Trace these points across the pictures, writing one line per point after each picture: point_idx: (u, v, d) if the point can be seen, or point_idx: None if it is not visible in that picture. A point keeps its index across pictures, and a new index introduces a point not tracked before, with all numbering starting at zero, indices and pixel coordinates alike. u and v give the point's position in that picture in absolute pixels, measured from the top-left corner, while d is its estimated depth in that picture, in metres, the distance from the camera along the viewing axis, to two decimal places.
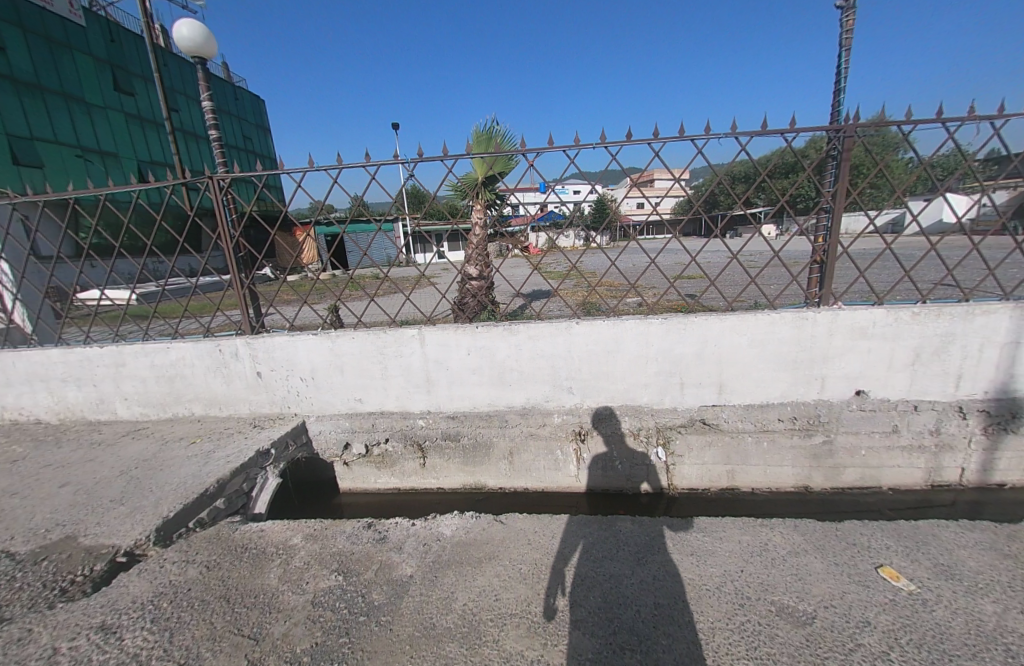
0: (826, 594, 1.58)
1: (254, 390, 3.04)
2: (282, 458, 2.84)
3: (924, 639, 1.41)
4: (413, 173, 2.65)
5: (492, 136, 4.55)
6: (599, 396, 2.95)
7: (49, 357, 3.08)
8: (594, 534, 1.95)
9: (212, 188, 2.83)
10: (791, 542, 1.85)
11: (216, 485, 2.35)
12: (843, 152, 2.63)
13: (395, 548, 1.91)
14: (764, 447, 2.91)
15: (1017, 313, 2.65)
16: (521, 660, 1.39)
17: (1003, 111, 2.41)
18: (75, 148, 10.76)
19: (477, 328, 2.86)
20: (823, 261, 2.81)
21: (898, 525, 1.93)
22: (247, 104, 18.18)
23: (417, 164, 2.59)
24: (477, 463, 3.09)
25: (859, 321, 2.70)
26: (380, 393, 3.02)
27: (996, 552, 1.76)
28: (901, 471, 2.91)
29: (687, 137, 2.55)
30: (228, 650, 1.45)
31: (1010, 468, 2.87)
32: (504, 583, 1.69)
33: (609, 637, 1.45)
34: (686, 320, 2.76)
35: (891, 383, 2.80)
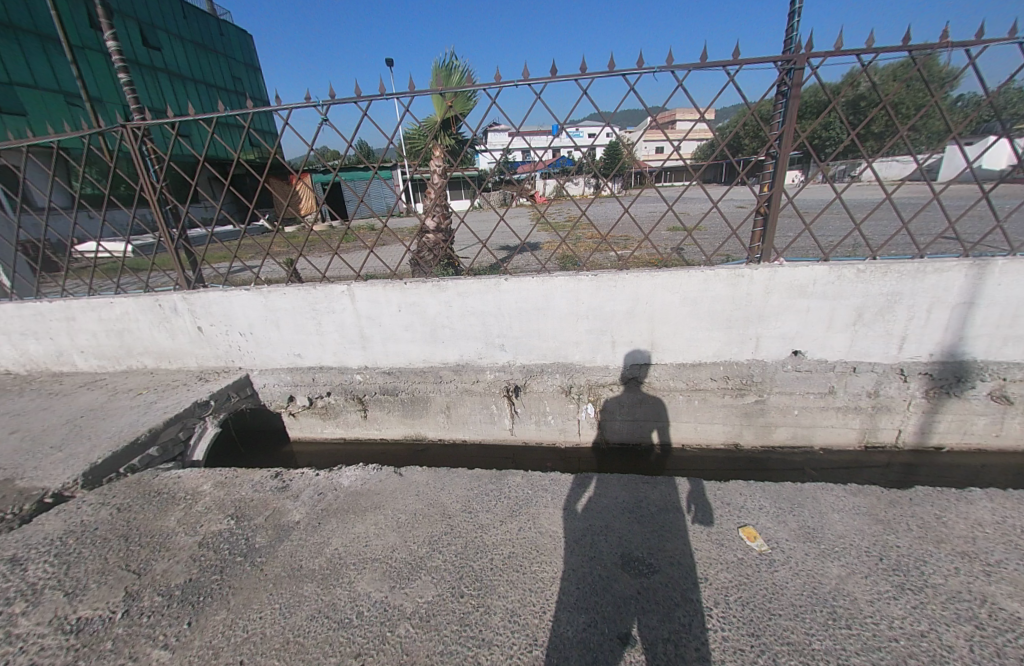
0: (678, 551, 1.62)
1: (197, 345, 3.14)
2: (224, 409, 2.98)
3: (753, 597, 1.43)
4: (326, 117, 2.53)
5: (450, 71, 4.24)
6: (532, 354, 2.94)
7: (5, 312, 3.21)
8: (482, 487, 2.01)
9: (126, 137, 2.73)
10: (666, 500, 1.88)
11: (149, 434, 2.49)
12: (791, 88, 2.33)
13: (291, 496, 2.01)
14: (695, 405, 2.90)
15: (974, 270, 2.46)
16: (367, 600, 1.50)
17: (983, 36, 2.07)
18: (57, 94, 10.47)
19: (405, 284, 2.82)
20: (766, 213, 2.58)
21: (782, 487, 1.92)
22: (234, 42, 17.33)
23: (329, 107, 2.46)
24: (415, 415, 3.17)
25: (798, 279, 2.56)
26: (318, 349, 3.07)
27: (870, 517, 1.73)
28: (835, 432, 2.87)
29: (617, 71, 2.32)
30: (111, 582, 1.61)
31: (950, 431, 2.80)
32: (379, 531, 1.79)
33: (456, 581, 1.54)
34: (616, 277, 2.66)
35: (830, 344, 2.69)
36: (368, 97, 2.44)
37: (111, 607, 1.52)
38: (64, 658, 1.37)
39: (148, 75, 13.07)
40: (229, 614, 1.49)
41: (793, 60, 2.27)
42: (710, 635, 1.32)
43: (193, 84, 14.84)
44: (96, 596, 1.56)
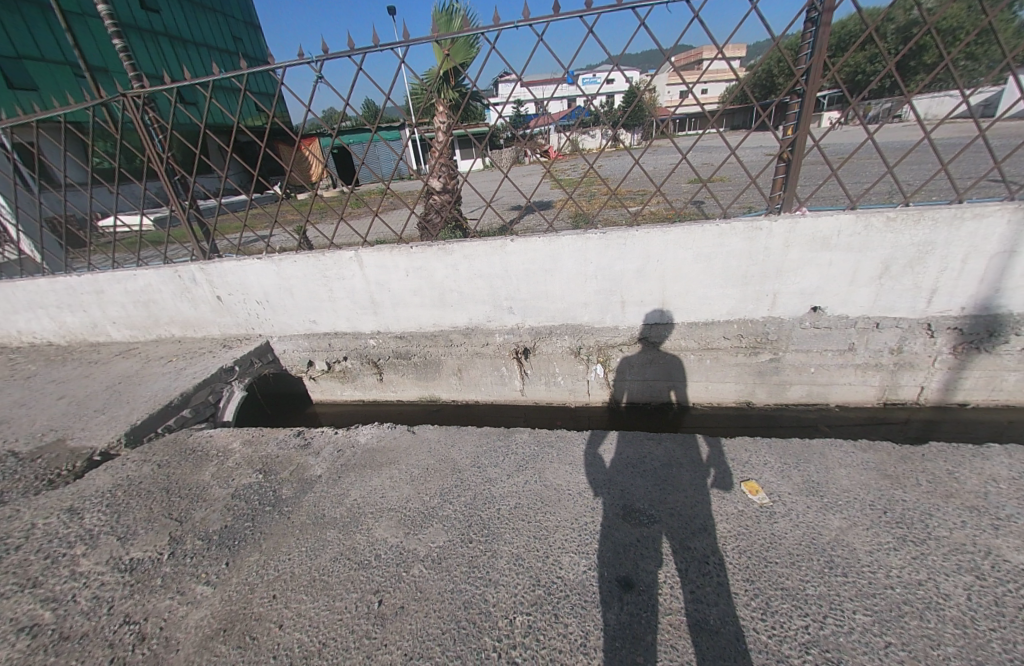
0: (679, 503, 1.66)
1: (218, 313, 3.26)
2: (249, 374, 3.12)
3: (751, 547, 1.47)
4: (321, 74, 2.44)
5: (452, 17, 4.04)
6: (540, 316, 2.94)
7: (41, 286, 3.39)
8: (490, 444, 2.08)
9: (128, 107, 2.74)
10: (670, 455, 1.91)
11: (181, 397, 2.65)
12: (822, 15, 2.10)
13: (312, 453, 2.14)
14: (707, 364, 2.89)
15: (1017, 216, 2.27)
16: (382, 545, 1.62)
17: None
18: (64, 64, 10.42)
19: (412, 248, 2.82)
20: (789, 159, 2.40)
21: (788, 443, 1.92)
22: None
23: (323, 62, 2.37)
24: (429, 377, 3.26)
25: (820, 230, 2.42)
26: (331, 315, 3.14)
27: (877, 472, 1.72)
28: (852, 389, 2.82)
29: (626, 5, 2.13)
30: (156, 529, 1.78)
31: (976, 387, 2.71)
32: (393, 484, 1.89)
33: (466, 530, 1.64)
34: (625, 234, 2.59)
35: (852, 299, 2.58)
36: (362, 49, 2.34)
37: (158, 549, 1.70)
38: (121, 591, 1.55)
39: (150, 39, 12.86)
40: (261, 556, 1.63)
41: None
42: (706, 580, 1.38)
43: (193, 43, 14.56)
44: (144, 540, 1.74)
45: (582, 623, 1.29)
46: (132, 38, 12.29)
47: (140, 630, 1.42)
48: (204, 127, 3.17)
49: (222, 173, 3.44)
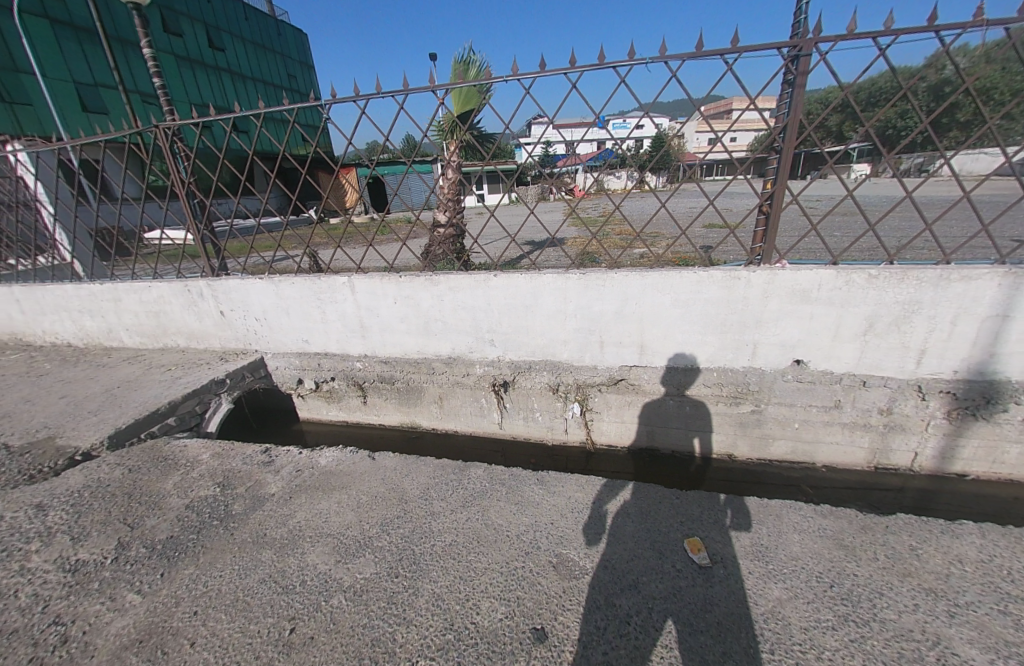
0: (617, 555, 1.61)
1: (220, 327, 3.44)
2: (238, 387, 3.24)
3: (679, 611, 1.39)
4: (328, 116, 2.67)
5: (468, 67, 4.33)
6: (520, 350, 2.98)
7: (67, 292, 3.68)
8: (444, 476, 2.08)
9: (161, 139, 3.11)
10: (620, 504, 1.85)
11: (168, 405, 2.78)
12: (797, 77, 2.14)
13: (272, 470, 2.18)
14: (686, 411, 2.82)
15: (1008, 280, 2.18)
16: (312, 570, 1.62)
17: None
18: (135, 93, 11.60)
19: (400, 278, 2.94)
20: (768, 211, 2.41)
21: (745, 502, 1.84)
22: (292, 42, 18.43)
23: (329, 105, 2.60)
24: (411, 404, 3.29)
25: (799, 283, 2.38)
26: (323, 336, 3.26)
27: (832, 541, 1.62)
28: (840, 449, 2.68)
29: (607, 64, 2.24)
30: (108, 532, 1.84)
31: (975, 458, 2.54)
32: (340, 509, 1.90)
33: (395, 564, 1.62)
34: (604, 276, 2.62)
35: (836, 355, 2.49)
36: (365, 95, 2.57)
37: (104, 553, 1.75)
38: (59, 591, 1.60)
39: (213, 76, 14.23)
40: (196, 570, 1.66)
41: (800, 46, 2.08)
42: (622, 641, 1.31)
43: (251, 79, 16.02)
44: (93, 542, 1.80)
45: None
46: (198, 74, 13.64)
47: (65, 632, 1.45)
48: (221, 156, 3.40)
49: (236, 201, 3.68)
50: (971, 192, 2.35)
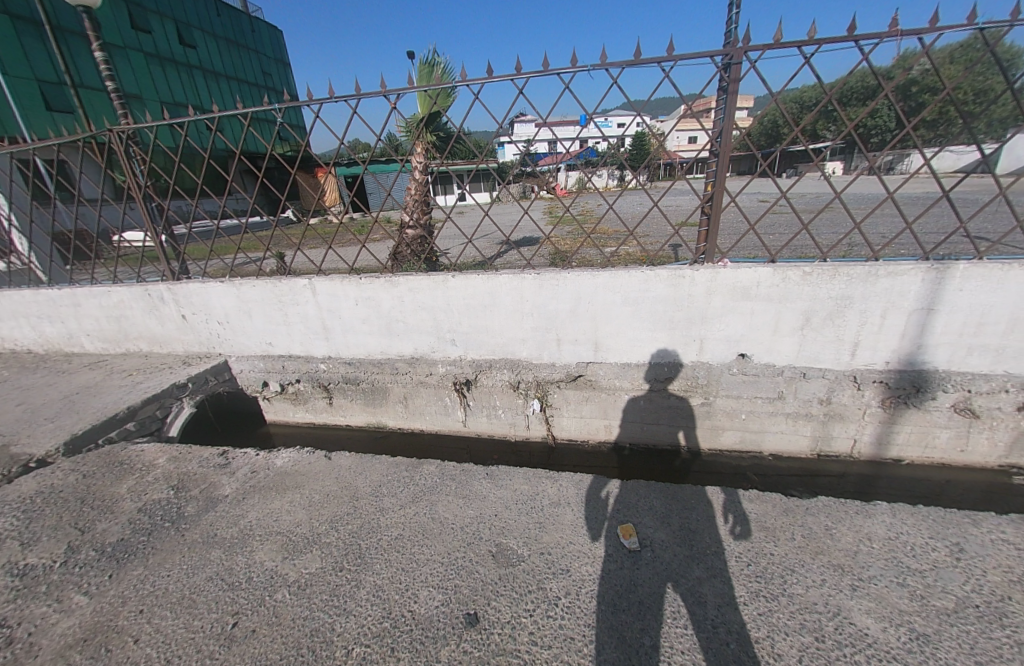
0: (553, 543, 1.69)
1: (182, 331, 3.43)
2: (201, 391, 3.25)
3: (604, 592, 1.47)
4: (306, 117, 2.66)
5: (433, 68, 4.40)
6: (480, 349, 3.05)
7: (25, 297, 3.62)
8: (396, 473, 2.13)
9: (116, 142, 3.11)
10: (561, 495, 1.94)
11: (127, 410, 2.78)
12: (729, 83, 2.26)
13: (227, 472, 2.21)
14: (640, 405, 2.92)
15: (930, 276, 2.32)
16: (257, 568, 1.66)
17: (938, 23, 2.02)
18: (103, 91, 11.34)
19: (361, 280, 2.98)
20: (709, 212, 2.53)
21: (681, 489, 1.94)
22: (266, 39, 18.18)
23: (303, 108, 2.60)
24: (376, 404, 3.33)
25: (740, 281, 2.49)
26: (286, 338, 3.28)
27: (755, 525, 1.72)
28: (785, 438, 2.82)
29: (552, 71, 2.35)
30: (57, 537, 1.86)
31: (908, 444, 2.69)
32: (292, 507, 1.95)
33: (340, 559, 1.67)
34: (558, 276, 2.70)
35: (776, 348, 2.62)
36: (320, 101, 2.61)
37: (53, 557, 1.77)
38: (6, 595, 1.62)
39: (184, 73, 13.98)
40: (145, 570, 1.69)
41: (731, 54, 2.20)
42: (548, 623, 1.39)
43: (224, 77, 15.76)
44: (42, 547, 1.82)
45: (414, 659, 1.31)
46: (169, 72, 13.39)
47: (9, 635, 1.48)
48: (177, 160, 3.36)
49: (193, 203, 3.53)
50: (896, 194, 2.50)
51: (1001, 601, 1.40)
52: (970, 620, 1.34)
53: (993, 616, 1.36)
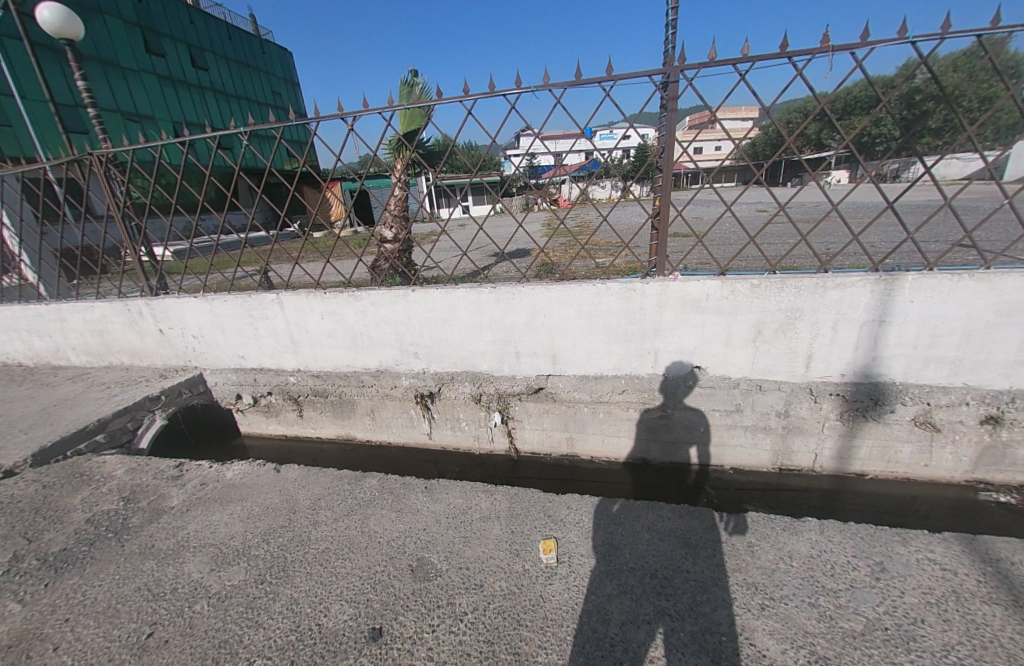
0: (473, 557, 1.69)
1: (160, 345, 3.55)
2: (174, 403, 3.34)
3: (511, 608, 1.48)
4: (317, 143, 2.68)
5: (411, 88, 4.52)
6: (442, 362, 3.08)
7: (15, 313, 3.79)
8: (339, 486, 2.16)
9: (95, 165, 3.27)
10: (494, 509, 1.95)
11: (97, 422, 2.87)
12: (669, 101, 2.30)
13: (178, 484, 2.27)
14: (600, 417, 2.92)
15: (880, 287, 2.29)
16: (183, 579, 1.70)
17: (867, 38, 1.98)
18: (116, 112, 11.88)
19: (325, 295, 3.05)
20: (658, 227, 2.56)
21: (613, 504, 1.93)
22: (276, 61, 18.87)
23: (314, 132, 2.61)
24: (345, 416, 3.38)
25: (689, 293, 2.49)
26: (257, 352, 3.36)
27: (679, 541, 1.70)
28: (745, 452, 2.79)
29: (498, 92, 2.42)
30: (4, 546, 1.93)
31: (871, 458, 2.63)
32: (230, 519, 1.99)
33: (263, 572, 1.70)
34: (512, 290, 2.74)
35: (730, 361, 2.60)
36: None
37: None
38: None
39: (196, 95, 14.56)
40: (79, 580, 1.75)
41: (668, 73, 2.24)
42: (448, 638, 1.39)
43: (235, 98, 16.37)
44: None
45: None
46: (181, 94, 13.96)
47: None
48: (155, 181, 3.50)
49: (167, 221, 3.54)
50: (846, 205, 2.49)
51: (912, 624, 1.36)
52: (876, 643, 1.31)
53: (900, 639, 1.32)
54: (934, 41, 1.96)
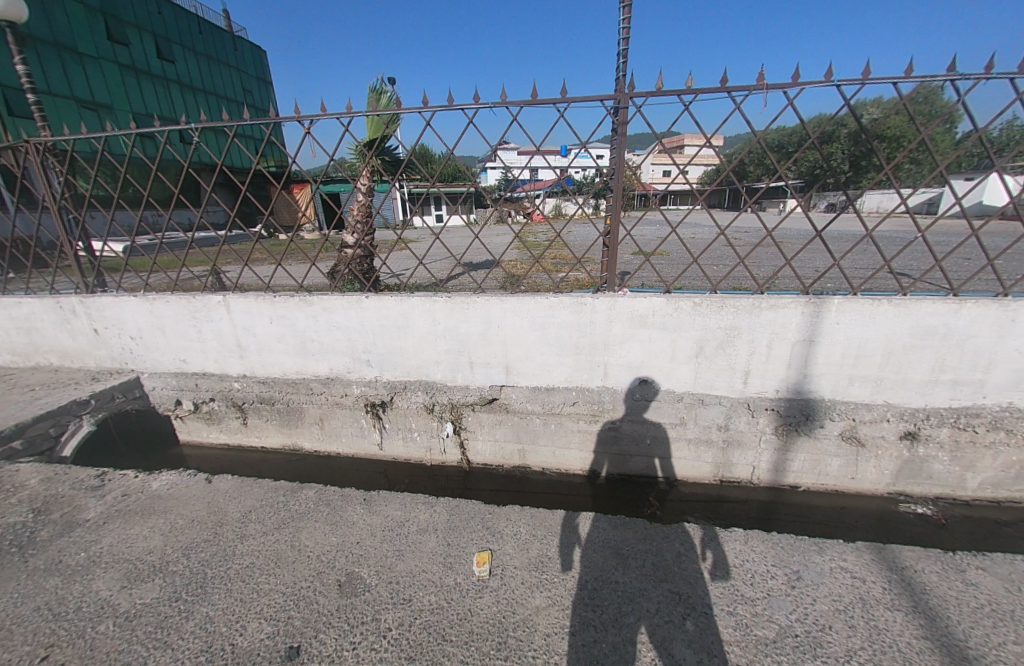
0: (404, 570, 1.66)
1: (95, 346, 3.35)
2: (105, 408, 3.14)
3: (438, 623, 1.45)
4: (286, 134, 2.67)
5: (381, 96, 4.53)
6: (396, 370, 3.04)
7: None
8: (272, 498, 2.09)
9: (31, 153, 3.09)
10: (431, 520, 1.93)
11: (14, 427, 2.67)
12: (620, 126, 2.41)
13: (98, 495, 2.13)
14: (551, 429, 2.95)
15: (810, 309, 2.44)
16: (89, 597, 1.59)
17: (797, 79, 2.16)
18: (69, 99, 11.27)
19: (274, 298, 2.96)
20: (609, 245, 2.66)
21: (549, 516, 1.95)
22: (249, 59, 18.48)
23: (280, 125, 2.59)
24: (292, 425, 3.27)
25: (637, 309, 2.58)
26: (200, 355, 3.23)
27: (613, 553, 1.73)
28: (688, 464, 2.88)
29: (457, 106, 2.48)
30: None
31: (803, 471, 2.77)
32: (150, 533, 1.88)
33: (179, 589, 1.61)
34: (467, 300, 2.75)
35: (674, 375, 2.69)
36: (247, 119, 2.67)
37: None
38: None
39: (160, 87, 14.02)
40: None
41: (619, 100, 2.34)
42: (369, 655, 1.35)
43: (203, 93, 15.87)
44: None
45: None
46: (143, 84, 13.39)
47: None
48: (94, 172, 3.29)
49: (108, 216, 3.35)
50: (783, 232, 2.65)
51: (821, 631, 1.43)
52: (786, 650, 1.37)
53: (809, 646, 1.38)
54: (855, 85, 2.15)
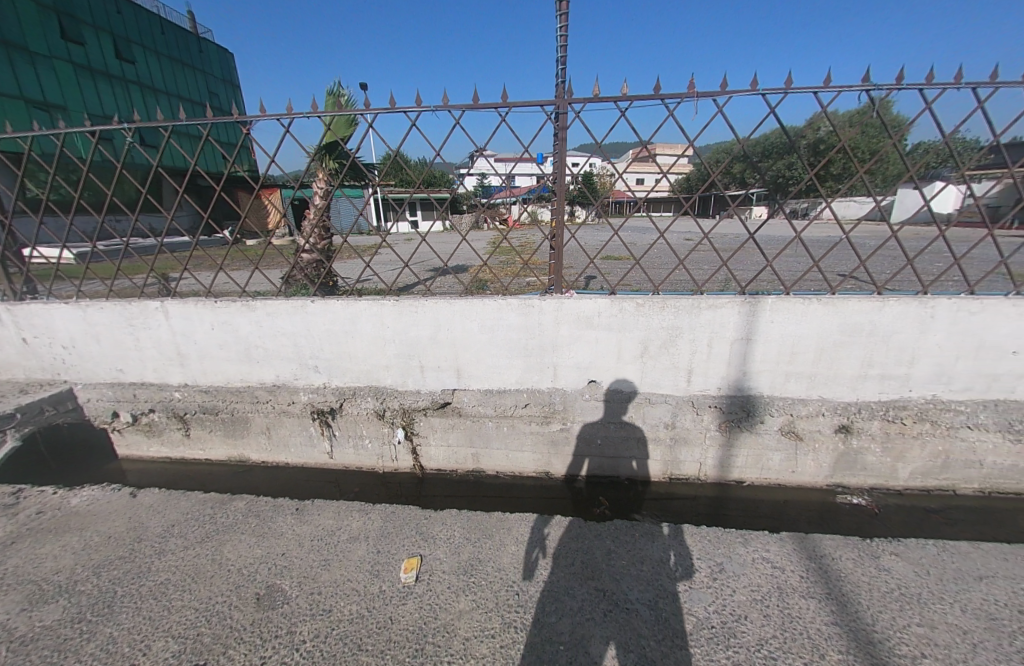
0: (328, 580, 1.62)
1: (24, 356, 3.18)
2: (32, 422, 2.97)
3: (355, 632, 1.42)
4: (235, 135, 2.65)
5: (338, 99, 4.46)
6: (345, 376, 2.98)
7: None
8: (200, 510, 2.01)
9: None
10: (364, 528, 1.89)
11: None
12: (561, 130, 2.45)
13: (9, 513, 2.01)
14: (503, 431, 2.94)
15: (746, 309, 2.52)
16: None
17: (725, 87, 2.24)
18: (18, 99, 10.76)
19: (216, 304, 2.87)
20: (556, 248, 2.68)
21: (487, 519, 1.93)
22: (216, 62, 18.05)
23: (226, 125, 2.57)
24: (237, 435, 3.16)
25: (583, 310, 2.60)
26: (138, 364, 3.10)
27: (544, 553, 1.72)
28: (638, 463, 2.91)
29: (399, 109, 2.46)
30: None
31: (747, 466, 2.84)
32: (61, 551, 1.78)
33: (84, 609, 1.52)
34: (414, 303, 2.73)
35: (621, 375, 2.73)
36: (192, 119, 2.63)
37: None
38: None
39: (118, 88, 13.53)
40: None
41: (559, 105, 2.38)
42: None
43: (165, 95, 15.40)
44: None
45: None
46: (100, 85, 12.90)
47: None
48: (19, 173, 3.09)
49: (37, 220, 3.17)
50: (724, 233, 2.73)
51: (736, 621, 1.45)
52: (700, 642, 1.39)
53: (723, 637, 1.41)
54: (779, 93, 2.24)
